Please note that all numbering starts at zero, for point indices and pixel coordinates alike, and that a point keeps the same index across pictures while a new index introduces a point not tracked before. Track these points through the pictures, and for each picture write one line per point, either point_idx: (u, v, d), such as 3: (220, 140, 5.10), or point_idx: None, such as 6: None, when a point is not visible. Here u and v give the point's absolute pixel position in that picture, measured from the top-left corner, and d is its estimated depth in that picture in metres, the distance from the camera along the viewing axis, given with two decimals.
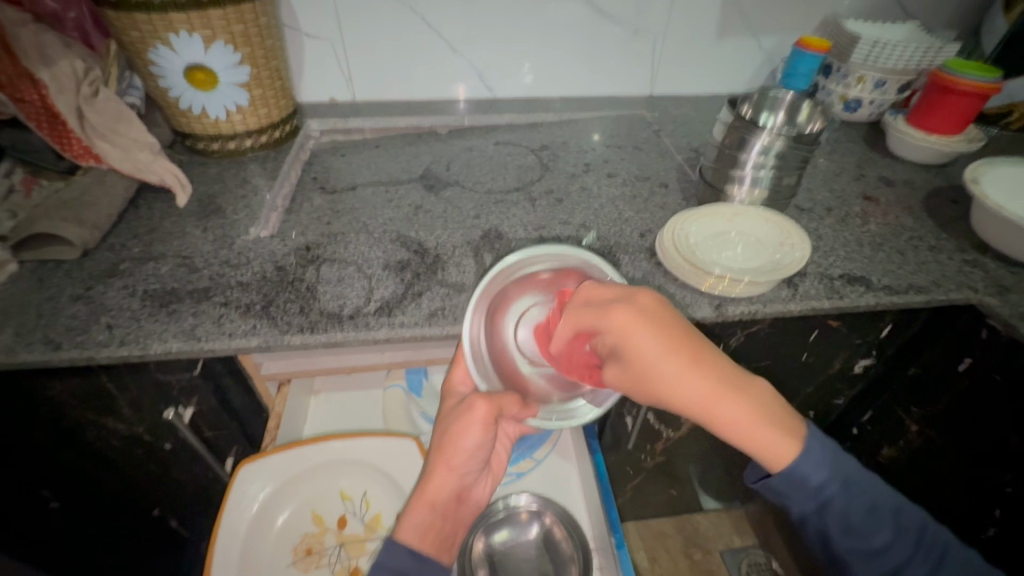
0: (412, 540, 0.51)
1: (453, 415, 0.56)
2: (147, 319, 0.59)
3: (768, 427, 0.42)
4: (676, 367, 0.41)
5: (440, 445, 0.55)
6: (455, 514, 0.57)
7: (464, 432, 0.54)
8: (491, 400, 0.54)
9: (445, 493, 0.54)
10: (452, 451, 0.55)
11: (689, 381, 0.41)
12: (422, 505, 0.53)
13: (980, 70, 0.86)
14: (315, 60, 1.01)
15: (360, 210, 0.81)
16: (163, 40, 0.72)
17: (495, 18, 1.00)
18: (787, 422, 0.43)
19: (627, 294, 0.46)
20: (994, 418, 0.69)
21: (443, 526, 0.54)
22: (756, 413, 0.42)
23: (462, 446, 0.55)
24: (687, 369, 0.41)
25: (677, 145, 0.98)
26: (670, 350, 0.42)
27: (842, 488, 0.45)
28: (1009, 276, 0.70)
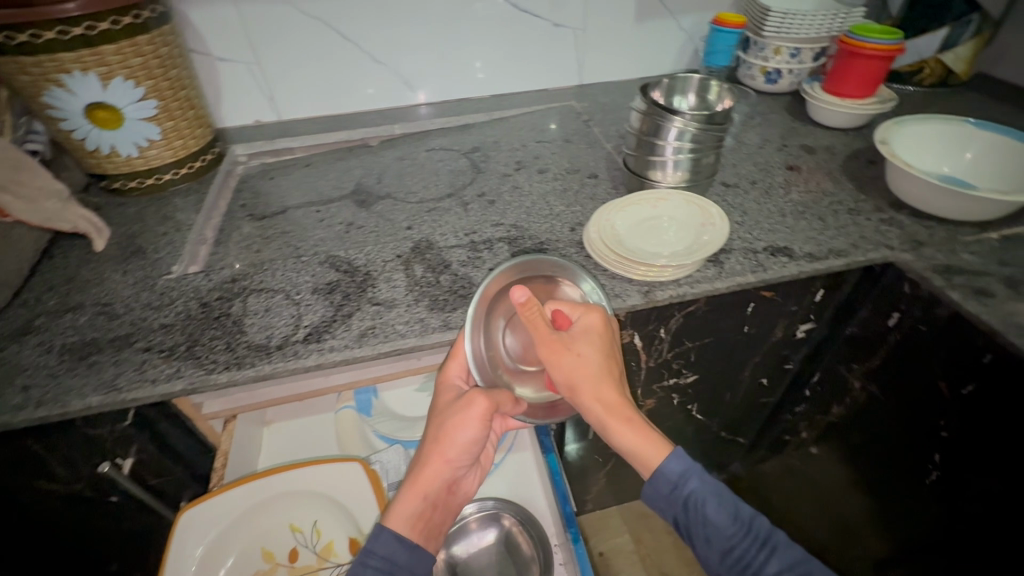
0: (402, 528, 0.52)
1: (451, 407, 0.55)
2: (64, 375, 0.57)
3: (646, 432, 0.55)
4: (597, 386, 0.55)
5: (434, 435, 0.55)
6: (445, 504, 0.56)
7: (462, 425, 0.53)
8: (491, 398, 0.54)
9: (438, 485, 0.54)
10: (449, 445, 0.54)
11: (600, 384, 0.55)
12: (416, 493, 0.53)
13: (883, 32, 0.89)
14: (233, 83, 0.98)
15: (292, 233, 0.79)
16: (57, 82, 0.69)
17: (412, 23, 0.98)
18: (654, 438, 0.56)
19: (581, 313, 0.58)
20: (923, 366, 0.72)
21: (432, 516, 0.54)
22: (636, 424, 0.55)
23: (458, 438, 0.54)
24: (599, 371, 0.56)
25: (606, 133, 0.98)
26: (600, 362, 0.56)
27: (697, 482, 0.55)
28: (923, 230, 0.73)
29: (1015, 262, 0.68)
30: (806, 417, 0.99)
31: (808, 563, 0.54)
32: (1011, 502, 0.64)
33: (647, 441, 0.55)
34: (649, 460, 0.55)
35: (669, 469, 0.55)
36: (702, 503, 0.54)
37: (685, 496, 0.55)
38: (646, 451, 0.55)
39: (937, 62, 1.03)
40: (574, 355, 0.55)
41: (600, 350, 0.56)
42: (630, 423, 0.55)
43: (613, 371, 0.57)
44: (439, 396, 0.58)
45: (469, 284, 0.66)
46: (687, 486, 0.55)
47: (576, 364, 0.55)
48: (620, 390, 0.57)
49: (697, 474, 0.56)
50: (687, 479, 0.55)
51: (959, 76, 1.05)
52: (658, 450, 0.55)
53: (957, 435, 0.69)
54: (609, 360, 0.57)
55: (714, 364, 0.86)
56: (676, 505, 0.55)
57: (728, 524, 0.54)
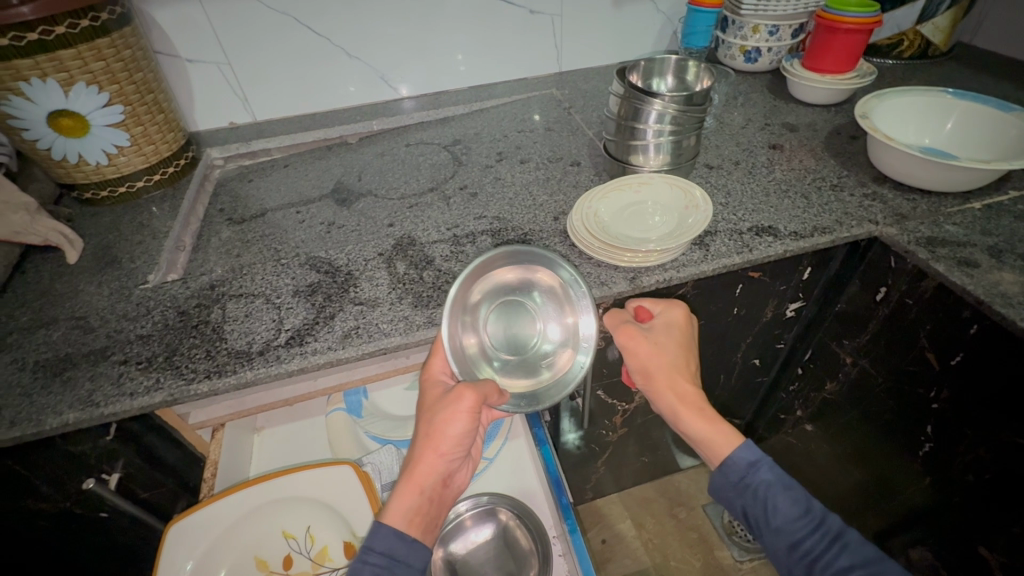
0: (401, 523, 0.50)
1: (439, 403, 0.54)
2: (39, 393, 0.55)
3: (720, 422, 0.56)
4: (671, 376, 0.58)
5: (425, 428, 0.53)
6: (442, 497, 0.55)
7: (451, 418, 0.52)
8: (477, 389, 0.53)
9: (434, 480, 0.53)
10: (440, 440, 0.53)
11: (675, 373, 0.58)
12: (411, 489, 0.52)
13: (859, 6, 0.89)
14: (203, 85, 0.95)
15: (271, 235, 0.78)
16: (16, 91, 0.67)
17: (385, 15, 0.96)
18: (727, 427, 0.56)
19: (663, 309, 0.62)
20: (913, 339, 0.71)
21: (430, 510, 0.53)
22: (711, 413, 0.57)
23: (449, 432, 0.53)
24: (674, 363, 0.59)
25: (588, 120, 0.97)
26: (677, 352, 0.59)
27: (767, 472, 0.54)
28: (907, 204, 0.72)
29: (999, 231, 0.68)
30: (799, 395, 0.99)
31: (880, 562, 0.49)
32: (1003, 468, 0.64)
33: (720, 430, 0.56)
34: (717, 449, 0.56)
35: (738, 456, 0.55)
36: (770, 491, 0.53)
37: (752, 485, 0.53)
38: (717, 440, 0.56)
39: (916, 34, 1.02)
40: (650, 345, 0.59)
41: (677, 341, 0.60)
42: (702, 411, 0.57)
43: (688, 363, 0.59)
44: (423, 394, 0.57)
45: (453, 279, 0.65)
46: (757, 474, 0.54)
47: (652, 353, 0.59)
48: (694, 381, 0.59)
49: (767, 463, 0.54)
50: (756, 467, 0.54)
51: (939, 46, 1.05)
52: (729, 440, 0.56)
53: (948, 407, 0.69)
54: (686, 352, 0.60)
55: (705, 347, 0.86)
56: (743, 494, 0.54)
57: (797, 515, 0.52)
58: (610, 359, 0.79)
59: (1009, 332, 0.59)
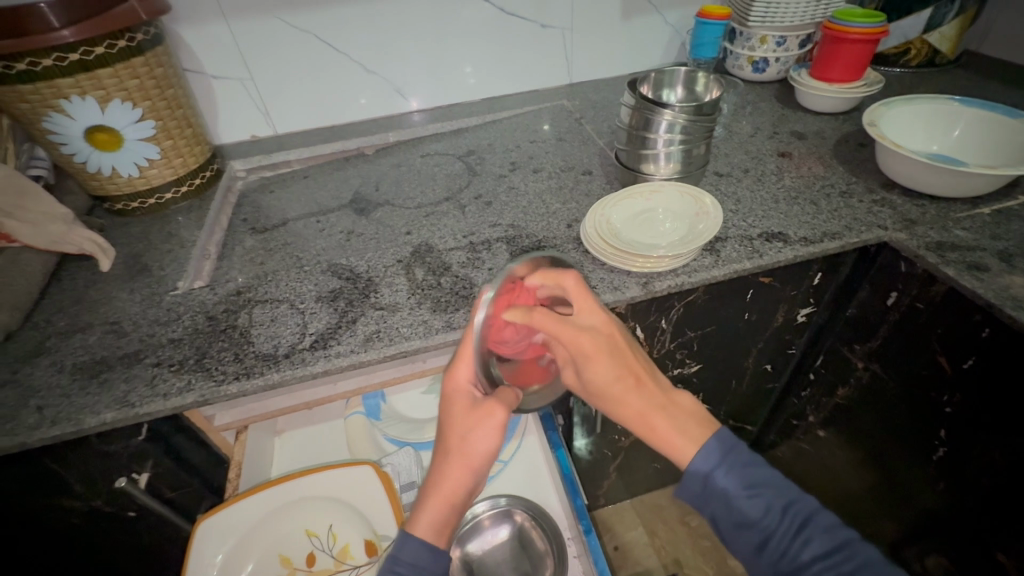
0: (433, 537, 0.51)
1: (469, 418, 0.53)
2: (78, 393, 0.58)
3: (686, 425, 0.49)
4: (620, 384, 0.50)
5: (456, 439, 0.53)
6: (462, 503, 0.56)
7: (485, 437, 0.51)
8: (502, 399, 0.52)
9: (463, 490, 0.52)
10: (471, 453, 0.52)
11: (621, 378, 0.50)
12: (439, 502, 0.52)
13: (866, 16, 0.90)
14: (228, 101, 0.99)
15: (293, 244, 0.80)
16: (56, 107, 0.70)
17: (401, 31, 1.00)
18: (701, 427, 0.49)
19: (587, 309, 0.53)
20: (924, 342, 0.72)
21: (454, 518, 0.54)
22: (670, 418, 0.49)
23: (483, 452, 0.52)
24: (618, 368, 0.50)
25: (598, 130, 1.00)
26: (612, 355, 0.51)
27: (723, 466, 0.47)
28: (916, 209, 0.73)
29: (1009, 236, 0.68)
30: (811, 401, 0.99)
31: (853, 548, 0.43)
32: (1017, 472, 0.64)
33: (696, 428, 0.49)
34: (684, 455, 0.48)
35: (694, 463, 0.47)
36: (727, 497, 0.46)
37: (706, 484, 0.47)
38: (683, 444, 0.48)
39: (922, 43, 1.03)
40: (589, 347, 0.50)
41: (614, 339, 0.52)
42: (665, 413, 0.49)
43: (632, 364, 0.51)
44: (448, 403, 0.54)
45: (470, 285, 0.67)
46: (713, 483, 0.46)
47: (599, 361, 0.50)
48: (649, 380, 0.51)
49: (724, 460, 0.47)
50: (709, 464, 0.47)
51: (947, 54, 1.06)
52: (698, 441, 0.48)
53: (961, 411, 0.70)
54: (625, 349, 0.52)
55: (716, 352, 0.87)
56: (699, 494, 0.47)
57: (760, 514, 0.45)
58: None
59: (1020, 336, 0.59)
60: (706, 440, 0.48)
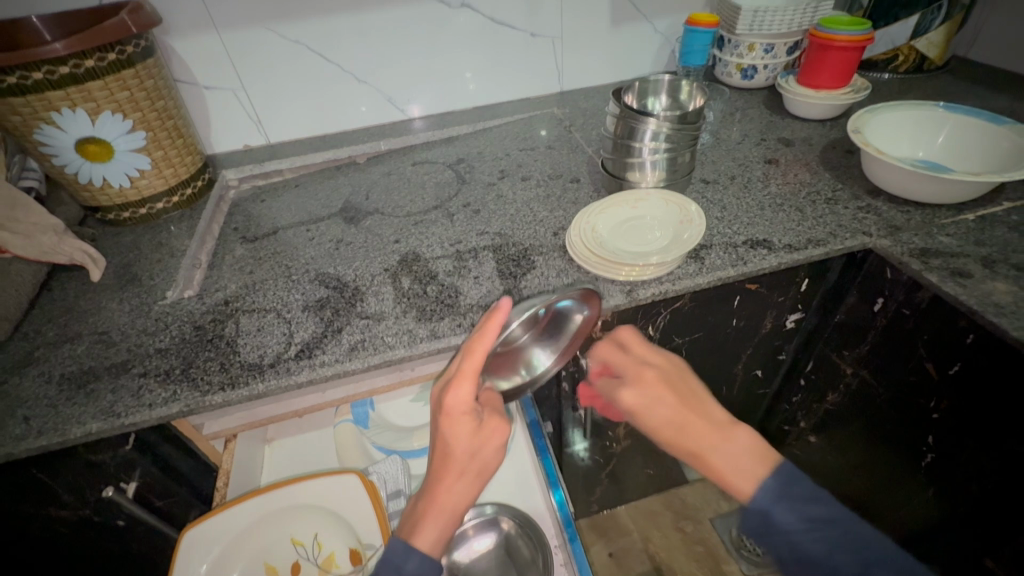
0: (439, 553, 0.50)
1: (475, 434, 0.50)
2: (64, 404, 0.58)
3: (744, 458, 0.52)
4: (676, 426, 0.55)
5: (453, 453, 0.50)
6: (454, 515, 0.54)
7: (494, 449, 0.51)
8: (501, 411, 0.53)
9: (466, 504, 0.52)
10: (473, 467, 0.51)
11: (681, 424, 0.55)
12: (440, 514, 0.50)
13: (852, 24, 0.91)
14: (220, 111, 1.00)
15: (283, 253, 0.81)
16: (47, 120, 0.71)
17: (392, 41, 1.00)
18: (751, 458, 0.52)
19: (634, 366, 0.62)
20: (911, 349, 0.72)
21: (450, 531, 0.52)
22: (727, 457, 0.52)
23: (490, 463, 0.51)
24: (676, 415, 0.56)
25: (588, 138, 1.00)
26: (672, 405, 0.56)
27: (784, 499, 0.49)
28: (901, 216, 0.74)
29: (993, 242, 0.69)
30: (802, 406, 0.99)
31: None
32: (1004, 477, 0.64)
33: (753, 459, 0.52)
34: (742, 488, 0.51)
35: (756, 501, 0.50)
36: (785, 534, 0.48)
37: (766, 520, 0.49)
38: (736, 479, 0.52)
39: (910, 49, 1.04)
40: (635, 402, 0.58)
41: (669, 384, 0.59)
42: (717, 449, 0.53)
43: (687, 408, 0.56)
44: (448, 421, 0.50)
45: (456, 294, 0.67)
46: (770, 519, 0.49)
47: (656, 406, 0.57)
48: (704, 417, 0.55)
49: (785, 497, 0.49)
50: (772, 502, 0.49)
51: (935, 60, 1.06)
52: (755, 477, 0.51)
53: (948, 417, 0.70)
54: (678, 391, 0.58)
55: (706, 359, 0.87)
56: (760, 530, 0.50)
57: (823, 550, 0.47)
58: None
59: (1003, 342, 0.59)
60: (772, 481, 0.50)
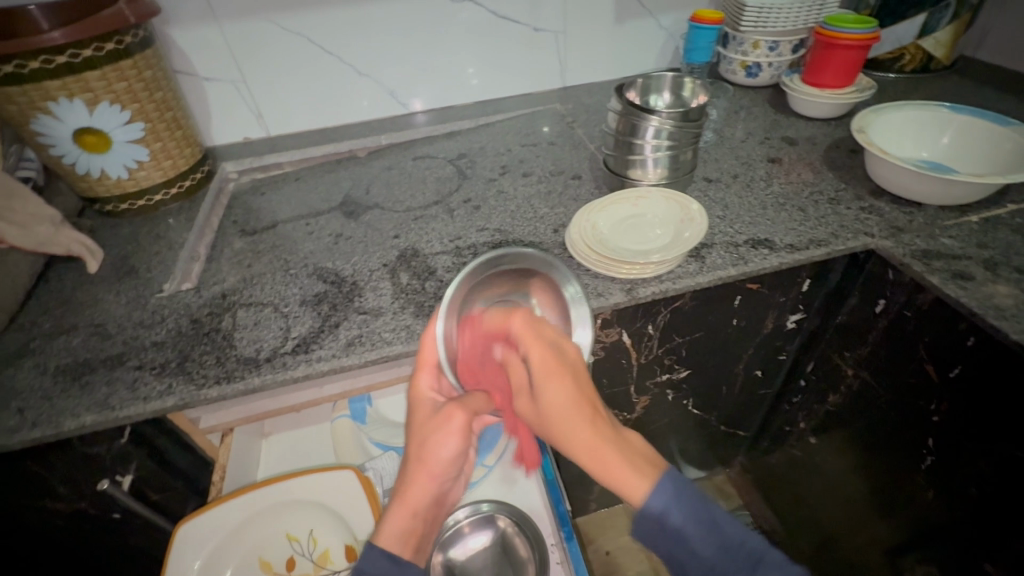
0: (396, 547, 0.50)
1: (430, 423, 0.56)
2: (59, 396, 0.58)
3: (635, 458, 0.47)
4: (569, 412, 0.49)
5: (414, 449, 0.55)
6: (435, 516, 0.56)
7: (443, 439, 0.54)
8: (466, 406, 0.56)
9: (426, 501, 0.54)
10: (431, 462, 0.54)
11: (569, 414, 0.49)
12: (405, 512, 0.53)
13: (857, 22, 0.90)
14: (220, 103, 0.99)
15: (281, 247, 0.80)
16: (44, 110, 0.71)
17: (394, 34, 1.00)
18: (648, 462, 0.47)
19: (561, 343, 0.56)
20: (912, 351, 0.72)
21: (424, 530, 0.54)
22: (625, 457, 0.47)
23: (441, 455, 0.54)
24: (565, 401, 0.50)
25: (590, 134, 0.99)
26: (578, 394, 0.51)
27: (670, 504, 0.45)
28: (904, 217, 0.73)
29: (996, 244, 0.68)
30: (802, 408, 0.99)
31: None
32: (1002, 481, 0.64)
33: (633, 471, 0.46)
34: (631, 490, 0.46)
35: (651, 503, 0.45)
36: (683, 538, 0.44)
37: (659, 522, 0.44)
38: (630, 482, 0.46)
39: (917, 48, 1.03)
40: (535, 384, 0.51)
41: (566, 368, 0.53)
42: (617, 448, 0.47)
43: (584, 397, 0.51)
44: (414, 412, 0.58)
45: None
46: (669, 523, 0.44)
47: (553, 383, 0.51)
48: (599, 416, 0.50)
49: (680, 500, 0.45)
50: (662, 505, 0.44)
51: (941, 60, 1.06)
52: (650, 478, 0.46)
53: (948, 420, 0.69)
54: (577, 379, 0.52)
55: (705, 358, 0.87)
56: (660, 537, 0.45)
57: (712, 550, 0.44)
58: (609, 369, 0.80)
59: (1005, 346, 0.59)
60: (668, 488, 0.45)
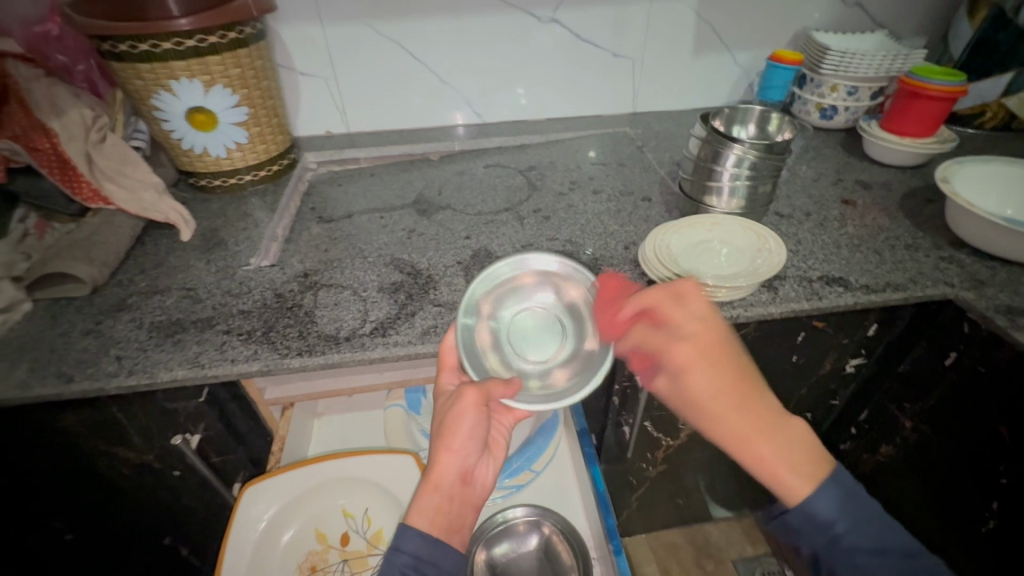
0: (421, 523, 0.52)
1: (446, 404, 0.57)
2: (153, 349, 0.62)
3: (791, 450, 0.48)
4: (728, 399, 0.48)
5: (442, 430, 0.55)
6: (464, 497, 0.56)
7: (461, 414, 0.55)
8: (480, 387, 0.55)
9: (451, 476, 0.55)
10: (450, 436, 0.55)
11: (726, 405, 0.48)
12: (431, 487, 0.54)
13: (945, 74, 0.90)
14: (310, 96, 1.05)
15: (356, 236, 0.84)
16: (165, 86, 0.77)
17: (481, 46, 1.04)
18: (807, 462, 0.48)
19: (690, 322, 0.52)
20: (982, 409, 0.69)
21: (450, 509, 0.54)
22: (783, 459, 0.47)
23: (461, 429, 0.55)
24: (725, 384, 0.49)
25: (660, 159, 1.01)
26: (726, 388, 0.49)
27: (857, 514, 0.47)
28: (985, 270, 0.72)
29: None
30: (850, 456, 0.95)
31: None
32: None
33: (793, 469, 0.47)
34: (789, 487, 0.48)
35: (818, 510, 0.47)
36: (851, 551, 0.47)
37: (832, 534, 0.47)
38: (790, 480, 0.47)
39: (1000, 106, 1.03)
40: (688, 360, 0.50)
41: (722, 356, 0.50)
42: (777, 443, 0.47)
43: (744, 372, 0.50)
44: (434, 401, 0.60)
45: None
46: (832, 531, 0.47)
47: (700, 374, 0.50)
48: (762, 402, 0.49)
49: (845, 515, 0.47)
50: (838, 521, 0.47)
51: None
52: (806, 476, 0.47)
53: (1018, 484, 0.67)
54: (724, 355, 0.50)
55: None
56: (818, 546, 0.48)
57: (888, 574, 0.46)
58: None
59: None
60: (844, 502, 0.47)
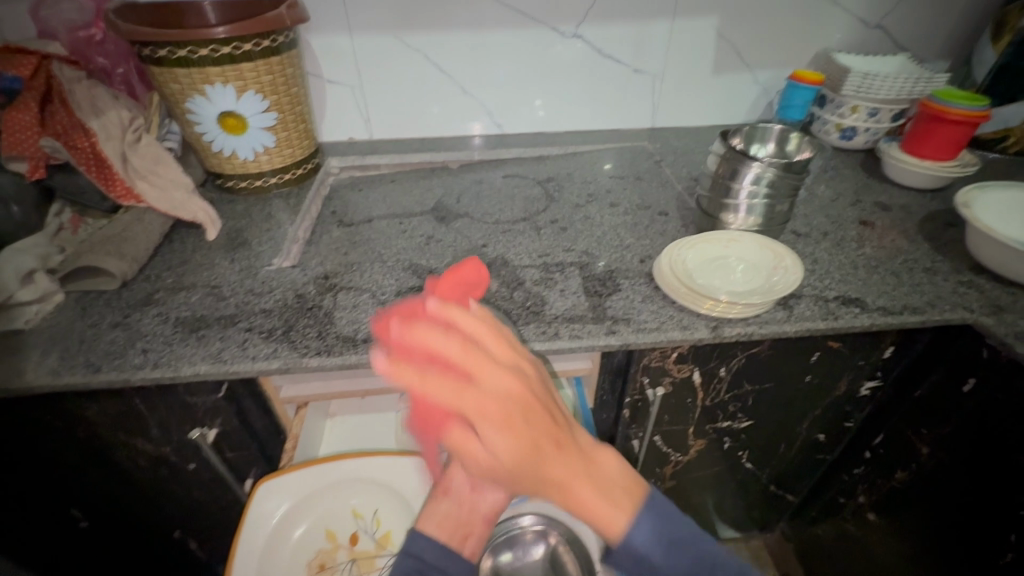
0: (432, 529, 0.56)
1: None
2: (178, 344, 0.64)
3: (606, 488, 0.45)
4: (512, 459, 0.44)
5: None
6: (478, 503, 0.59)
7: None
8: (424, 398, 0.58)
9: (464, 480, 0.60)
10: None
11: (518, 452, 0.44)
12: (440, 490, 0.59)
13: (968, 98, 0.89)
14: (336, 104, 1.08)
15: (376, 241, 0.85)
16: (200, 91, 0.80)
17: (503, 59, 1.06)
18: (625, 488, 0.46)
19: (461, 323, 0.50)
20: (1000, 436, 0.68)
21: (459, 515, 0.57)
22: (590, 480, 0.45)
23: None
24: (517, 455, 0.45)
25: (677, 175, 1.02)
26: (499, 417, 0.44)
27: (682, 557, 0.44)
28: (1005, 296, 0.71)
29: None
30: (862, 481, 0.93)
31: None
32: None
33: (606, 503, 0.45)
34: (608, 518, 0.44)
35: (635, 541, 0.44)
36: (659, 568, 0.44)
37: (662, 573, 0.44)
38: (605, 517, 0.44)
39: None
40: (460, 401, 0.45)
41: (521, 421, 0.45)
42: (580, 474, 0.45)
43: (529, 418, 0.45)
44: None
45: (543, 302, 0.70)
46: (645, 558, 0.44)
47: (482, 423, 0.44)
48: (548, 444, 0.45)
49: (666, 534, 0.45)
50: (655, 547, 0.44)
51: None
52: (622, 507, 0.45)
53: None
54: (536, 410, 0.46)
55: (772, 411, 0.85)
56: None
57: None
58: (674, 406, 0.80)
59: None
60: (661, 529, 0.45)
